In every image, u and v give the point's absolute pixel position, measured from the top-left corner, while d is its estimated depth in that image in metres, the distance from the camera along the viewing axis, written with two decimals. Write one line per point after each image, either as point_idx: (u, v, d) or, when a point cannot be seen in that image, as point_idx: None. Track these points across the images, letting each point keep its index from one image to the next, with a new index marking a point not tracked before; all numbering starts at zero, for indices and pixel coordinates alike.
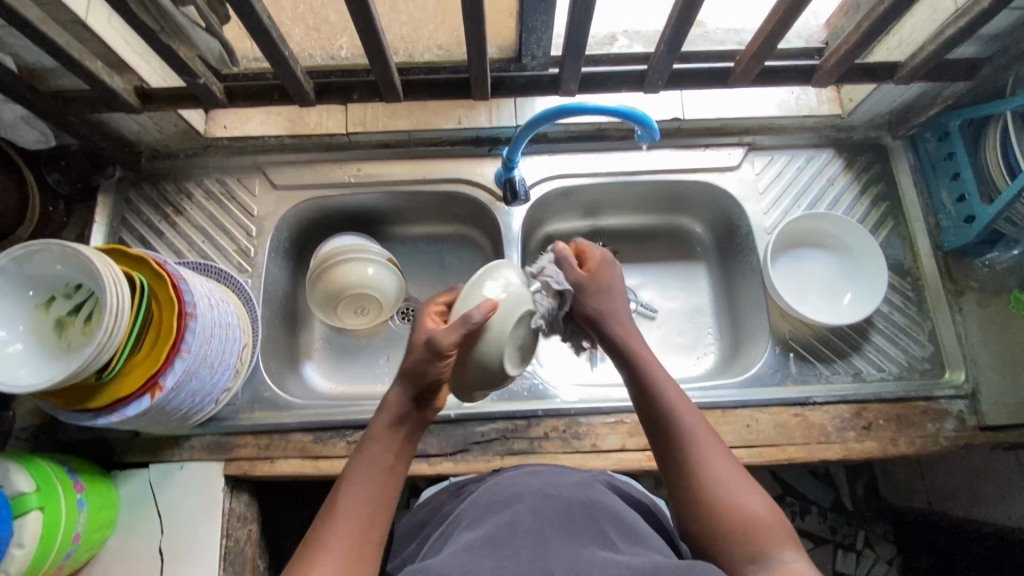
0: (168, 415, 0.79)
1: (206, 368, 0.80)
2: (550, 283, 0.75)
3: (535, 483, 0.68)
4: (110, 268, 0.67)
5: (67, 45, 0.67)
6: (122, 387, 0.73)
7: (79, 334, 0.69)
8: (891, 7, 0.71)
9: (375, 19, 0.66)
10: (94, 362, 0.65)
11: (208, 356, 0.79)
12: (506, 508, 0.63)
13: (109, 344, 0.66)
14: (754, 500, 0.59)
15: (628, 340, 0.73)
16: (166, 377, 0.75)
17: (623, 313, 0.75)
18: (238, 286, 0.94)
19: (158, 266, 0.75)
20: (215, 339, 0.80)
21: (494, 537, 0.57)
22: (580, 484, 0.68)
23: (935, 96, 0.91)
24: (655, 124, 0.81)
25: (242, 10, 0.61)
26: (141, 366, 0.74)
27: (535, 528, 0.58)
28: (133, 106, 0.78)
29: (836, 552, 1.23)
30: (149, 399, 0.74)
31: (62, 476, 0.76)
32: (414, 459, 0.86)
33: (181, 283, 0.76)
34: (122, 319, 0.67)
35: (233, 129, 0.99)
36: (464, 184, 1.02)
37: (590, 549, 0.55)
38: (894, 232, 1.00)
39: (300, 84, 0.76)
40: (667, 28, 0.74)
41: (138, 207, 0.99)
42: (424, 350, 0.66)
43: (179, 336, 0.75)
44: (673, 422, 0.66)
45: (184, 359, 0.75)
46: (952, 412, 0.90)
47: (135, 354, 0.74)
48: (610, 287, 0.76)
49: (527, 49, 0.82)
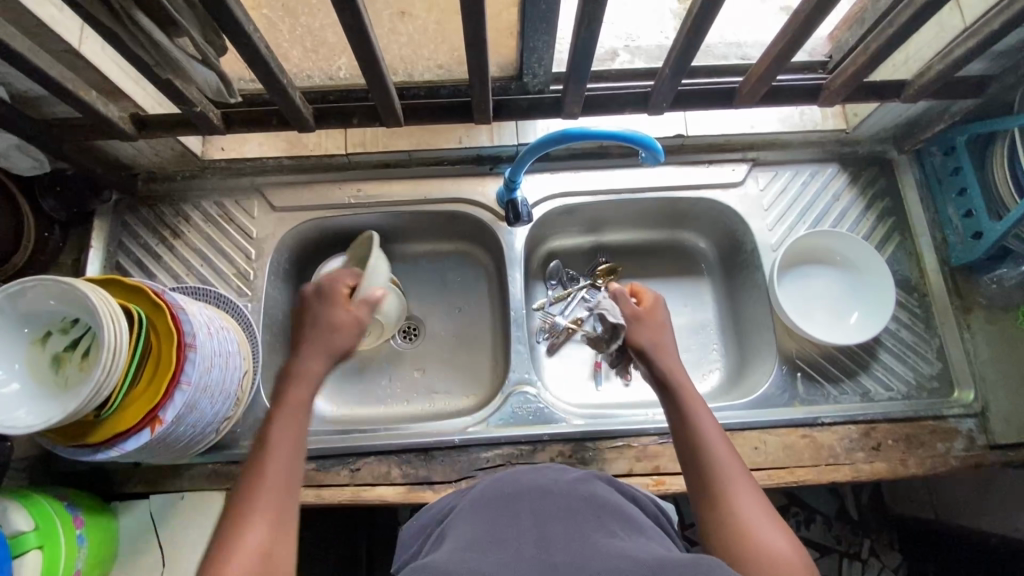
0: (168, 447, 0.78)
1: (207, 399, 0.78)
2: (607, 316, 0.81)
3: (532, 474, 0.66)
4: (109, 303, 0.66)
5: (61, 76, 0.65)
6: (121, 421, 0.71)
7: (77, 370, 0.67)
8: (899, 30, 0.70)
9: (375, 48, 0.65)
10: (92, 401, 0.64)
11: (209, 386, 0.78)
12: (505, 501, 0.61)
13: (107, 382, 0.64)
14: (777, 531, 0.58)
15: (673, 371, 0.74)
16: (166, 410, 0.73)
17: (671, 347, 0.77)
18: (237, 310, 0.92)
19: (156, 295, 0.73)
20: (215, 369, 0.78)
21: (496, 535, 0.55)
22: (576, 478, 0.66)
23: (940, 112, 0.91)
24: (659, 146, 0.80)
25: (241, 42, 0.60)
26: (140, 400, 0.72)
27: (537, 522, 0.56)
28: (128, 133, 0.76)
29: (841, 562, 1.20)
30: (149, 432, 0.72)
31: (61, 512, 0.74)
32: (419, 486, 0.85)
33: (179, 313, 0.75)
34: (121, 357, 0.65)
35: (231, 151, 0.98)
36: (465, 205, 1.01)
37: (593, 540, 0.53)
38: (900, 248, 0.99)
39: (298, 110, 0.75)
40: (670, 57, 0.75)
41: (135, 231, 0.97)
42: (349, 328, 0.77)
43: (179, 368, 0.73)
44: (706, 450, 0.66)
45: (184, 391, 0.74)
46: (961, 431, 0.89)
47: (134, 388, 0.72)
48: (663, 324, 0.79)
49: (528, 68, 0.81)
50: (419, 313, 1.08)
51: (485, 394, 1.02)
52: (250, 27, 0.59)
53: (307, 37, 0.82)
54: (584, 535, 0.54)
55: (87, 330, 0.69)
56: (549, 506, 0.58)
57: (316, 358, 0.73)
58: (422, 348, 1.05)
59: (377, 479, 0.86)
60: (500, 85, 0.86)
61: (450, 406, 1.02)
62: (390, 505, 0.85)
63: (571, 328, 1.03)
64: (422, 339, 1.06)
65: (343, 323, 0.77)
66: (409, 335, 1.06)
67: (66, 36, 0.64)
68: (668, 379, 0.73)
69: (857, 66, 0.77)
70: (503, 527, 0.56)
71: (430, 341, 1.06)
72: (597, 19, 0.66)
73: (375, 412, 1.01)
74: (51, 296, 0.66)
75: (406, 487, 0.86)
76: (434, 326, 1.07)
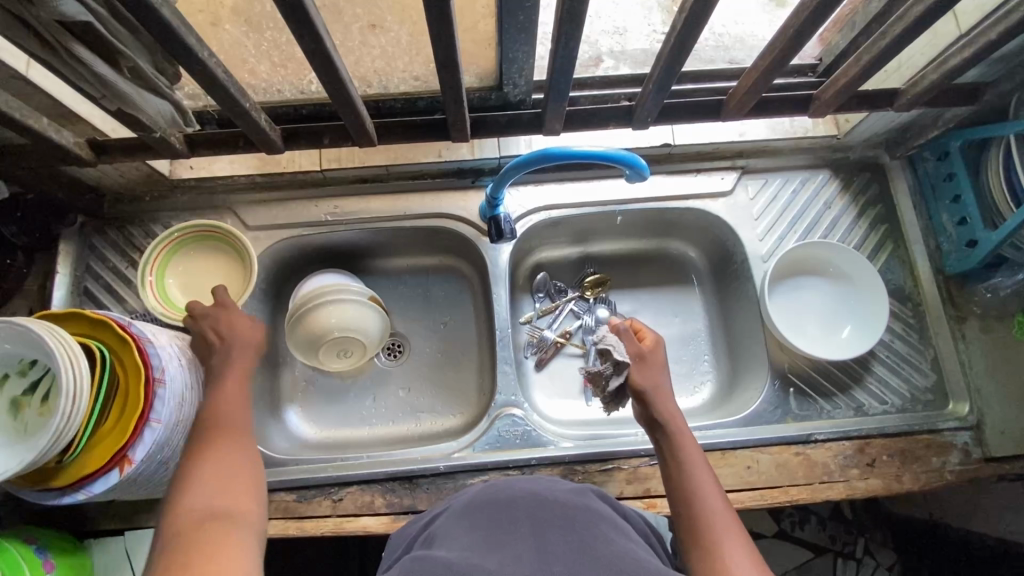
0: (141, 485, 0.74)
1: (179, 436, 0.74)
2: (613, 351, 0.78)
3: (529, 484, 0.63)
4: (65, 344, 0.62)
5: (8, 105, 0.62)
6: (90, 463, 0.67)
7: (36, 415, 0.65)
8: (892, 43, 0.68)
9: (341, 70, 0.62)
10: (51, 450, 0.61)
11: (182, 423, 0.74)
12: (502, 506, 0.58)
13: (67, 430, 0.61)
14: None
15: (670, 417, 0.73)
16: (135, 449, 0.68)
17: (669, 391, 0.77)
18: None
19: (120, 329, 0.70)
20: (189, 403, 0.74)
21: (493, 541, 0.51)
22: (571, 489, 0.63)
23: (935, 117, 0.88)
24: (644, 163, 0.78)
25: (195, 69, 0.56)
26: (106, 441, 0.68)
27: (534, 530, 0.53)
28: (86, 159, 0.74)
29: (835, 562, 1.16)
30: (118, 473, 0.68)
31: (27, 556, 0.72)
32: (404, 515, 0.83)
33: (147, 346, 0.71)
34: (82, 403, 0.62)
35: (200, 169, 0.94)
36: (449, 219, 0.98)
37: (591, 550, 0.50)
38: (894, 256, 0.97)
39: (265, 131, 0.72)
40: (655, 72, 0.72)
41: (103, 254, 0.93)
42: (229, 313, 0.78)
43: (148, 405, 0.69)
44: (696, 497, 0.66)
45: (154, 430, 0.69)
46: (957, 444, 0.88)
47: (101, 428, 0.68)
48: (663, 365, 0.78)
49: (509, 79, 0.77)
50: (402, 329, 1.04)
51: (473, 413, 0.99)
52: (205, 53, 0.55)
53: (274, 51, 0.79)
54: (584, 545, 0.51)
55: (46, 372, 0.66)
56: (545, 515, 0.55)
57: (241, 351, 0.75)
58: (407, 366, 1.02)
59: (360, 509, 0.84)
60: (479, 96, 0.82)
61: (437, 426, 0.99)
62: (374, 536, 0.83)
63: (559, 342, 1.01)
64: (407, 357, 1.03)
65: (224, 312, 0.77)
66: (392, 352, 1.03)
67: (11, 63, 0.60)
68: (666, 422, 0.73)
69: (848, 77, 0.74)
70: (501, 533, 0.53)
71: (415, 359, 1.03)
72: (575, 37, 0.62)
73: (359, 434, 0.98)
74: (5, 340, 0.63)
75: (390, 517, 0.83)
76: (418, 344, 1.04)
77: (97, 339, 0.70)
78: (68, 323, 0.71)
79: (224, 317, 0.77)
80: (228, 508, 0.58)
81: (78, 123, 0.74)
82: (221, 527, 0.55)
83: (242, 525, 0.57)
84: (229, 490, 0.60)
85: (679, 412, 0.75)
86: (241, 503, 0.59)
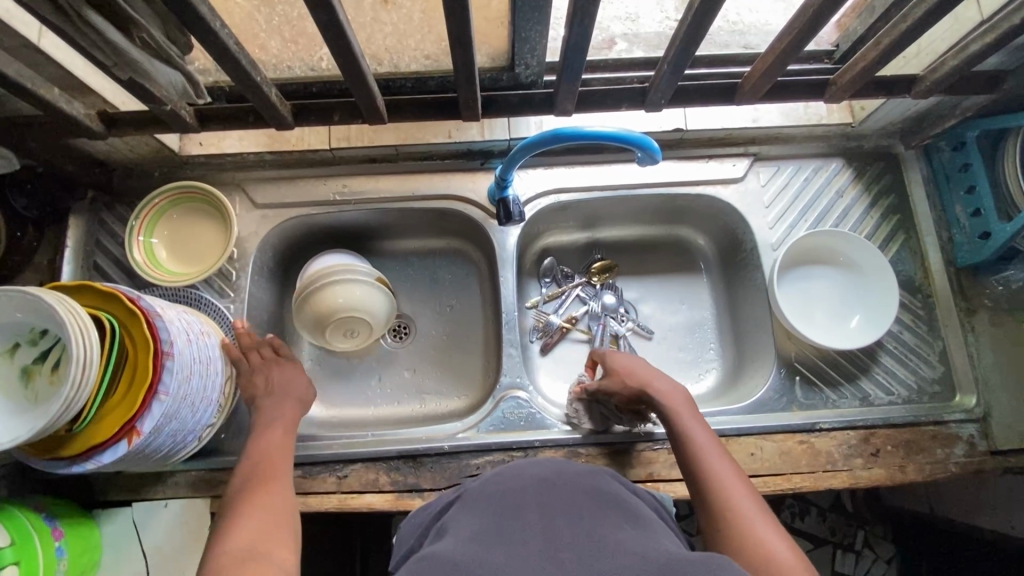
0: (148, 456, 0.75)
1: (186, 410, 0.75)
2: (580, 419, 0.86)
3: (536, 469, 0.62)
4: (78, 314, 0.62)
5: (18, 73, 0.62)
6: (99, 432, 0.68)
7: (46, 384, 0.65)
8: (913, 26, 0.67)
9: (353, 45, 0.62)
10: (59, 420, 0.61)
11: (188, 396, 0.74)
12: (511, 493, 0.58)
13: (75, 401, 0.61)
14: (791, 560, 0.57)
15: (667, 400, 0.75)
16: (143, 421, 0.69)
17: (658, 373, 0.79)
18: (221, 315, 0.89)
19: (130, 302, 0.69)
20: (195, 377, 0.75)
21: (502, 529, 0.52)
22: (582, 471, 0.63)
23: (954, 105, 0.86)
24: (656, 146, 0.77)
25: (206, 39, 0.56)
26: (115, 412, 0.68)
27: (540, 517, 0.53)
28: (97, 132, 0.74)
29: (835, 553, 1.17)
30: (126, 445, 0.68)
31: (38, 525, 0.73)
32: (408, 493, 0.84)
33: (156, 320, 0.70)
34: (91, 372, 0.62)
35: (209, 146, 0.94)
36: (456, 201, 0.97)
37: (599, 539, 0.50)
38: (905, 247, 0.96)
39: (274, 107, 0.72)
40: (671, 52, 0.71)
41: (113, 229, 0.93)
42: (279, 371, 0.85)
43: (157, 377, 0.69)
44: (718, 489, 0.65)
45: (162, 403, 0.70)
46: (962, 437, 0.87)
47: (110, 399, 0.69)
48: (632, 359, 0.82)
49: (521, 58, 0.76)
50: (408, 311, 1.04)
51: (478, 396, 0.99)
52: (217, 24, 0.55)
53: (285, 26, 0.75)
54: (592, 531, 0.51)
55: (57, 342, 0.67)
56: (555, 501, 0.56)
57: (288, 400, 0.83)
58: (413, 348, 1.03)
59: (365, 486, 0.85)
60: (490, 77, 0.81)
61: (440, 408, 0.99)
62: (379, 513, 0.84)
63: (565, 327, 1.01)
64: (412, 339, 1.03)
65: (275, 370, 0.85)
66: (398, 334, 1.03)
67: (22, 31, 0.60)
68: (665, 407, 0.75)
69: (866, 61, 0.73)
70: (509, 521, 0.53)
71: (420, 340, 1.03)
72: (590, 14, 0.61)
73: (365, 414, 0.99)
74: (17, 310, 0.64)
75: (395, 495, 0.84)
76: (424, 325, 1.04)
77: (108, 311, 0.70)
78: (80, 295, 0.71)
79: (281, 365, 0.86)
80: (257, 548, 0.58)
81: (89, 96, 0.74)
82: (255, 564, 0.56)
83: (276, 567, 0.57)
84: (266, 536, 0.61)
85: (680, 391, 0.77)
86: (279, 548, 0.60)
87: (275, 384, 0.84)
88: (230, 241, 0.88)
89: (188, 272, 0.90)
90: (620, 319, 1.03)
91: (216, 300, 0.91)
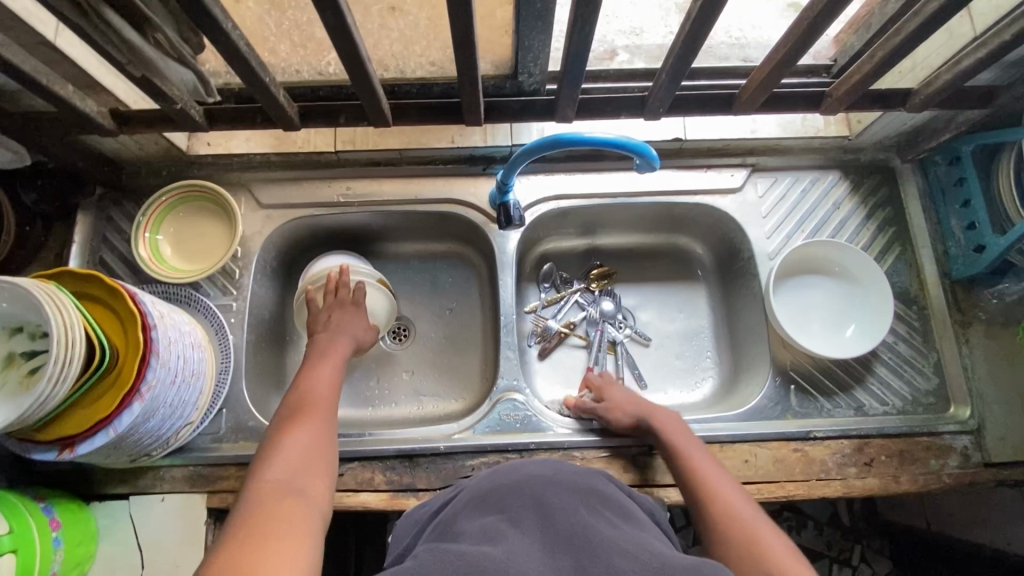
0: (109, 454, 0.76)
1: (132, 440, 0.74)
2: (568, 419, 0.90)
3: (532, 469, 0.63)
4: (69, 343, 0.62)
5: (35, 70, 0.64)
6: (52, 430, 0.68)
7: (16, 381, 0.65)
8: (903, 41, 0.69)
9: (360, 51, 0.64)
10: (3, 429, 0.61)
11: (139, 431, 0.74)
12: (506, 493, 0.58)
13: (30, 414, 0.62)
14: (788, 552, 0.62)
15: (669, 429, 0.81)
16: (81, 443, 0.69)
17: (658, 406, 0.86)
18: (207, 312, 0.91)
19: (133, 308, 0.70)
20: (156, 418, 0.75)
21: (494, 529, 0.53)
22: (577, 471, 0.64)
23: (947, 121, 0.89)
24: (655, 153, 0.78)
25: (218, 40, 0.58)
26: (72, 418, 0.69)
27: (533, 520, 0.53)
28: (109, 129, 0.76)
29: (831, 567, 1.16)
30: (55, 455, 0.69)
31: (37, 515, 0.74)
32: (402, 493, 0.85)
33: (152, 357, 0.70)
34: (57, 392, 0.62)
35: (217, 146, 0.96)
36: (457, 205, 0.99)
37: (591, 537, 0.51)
38: (901, 259, 0.97)
39: (282, 108, 0.74)
40: (668, 63, 0.73)
41: (120, 225, 0.94)
42: (338, 311, 0.89)
43: (115, 412, 0.69)
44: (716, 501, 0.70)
45: (107, 436, 0.69)
46: (956, 448, 0.88)
47: (78, 402, 0.69)
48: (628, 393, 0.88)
49: (524, 67, 0.77)
50: (408, 313, 1.06)
51: (474, 398, 1.00)
52: (228, 25, 0.57)
53: (294, 30, 0.76)
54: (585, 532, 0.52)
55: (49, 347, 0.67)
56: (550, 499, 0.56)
57: (346, 330, 0.87)
58: (412, 350, 1.03)
59: (360, 484, 0.85)
60: (494, 84, 0.83)
61: (436, 410, 1.00)
62: (373, 512, 0.84)
63: (563, 332, 1.02)
64: (411, 341, 1.04)
65: (334, 312, 0.89)
66: (398, 336, 1.04)
67: (40, 30, 0.63)
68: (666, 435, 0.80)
69: (861, 74, 0.75)
70: (502, 522, 0.54)
71: (419, 343, 1.04)
72: (591, 22, 0.63)
73: (362, 414, 0.99)
74: (24, 306, 0.65)
75: (390, 494, 0.85)
76: (423, 328, 1.05)
77: (112, 313, 0.71)
78: (91, 287, 0.72)
79: (344, 309, 0.89)
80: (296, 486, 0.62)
81: (102, 94, 0.76)
82: (292, 504, 0.59)
83: (312, 510, 0.60)
84: (306, 471, 0.65)
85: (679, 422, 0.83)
86: (314, 487, 0.63)
87: (332, 321, 0.87)
88: (233, 240, 0.90)
89: (189, 270, 0.91)
90: (617, 325, 1.04)
91: (219, 297, 0.93)
